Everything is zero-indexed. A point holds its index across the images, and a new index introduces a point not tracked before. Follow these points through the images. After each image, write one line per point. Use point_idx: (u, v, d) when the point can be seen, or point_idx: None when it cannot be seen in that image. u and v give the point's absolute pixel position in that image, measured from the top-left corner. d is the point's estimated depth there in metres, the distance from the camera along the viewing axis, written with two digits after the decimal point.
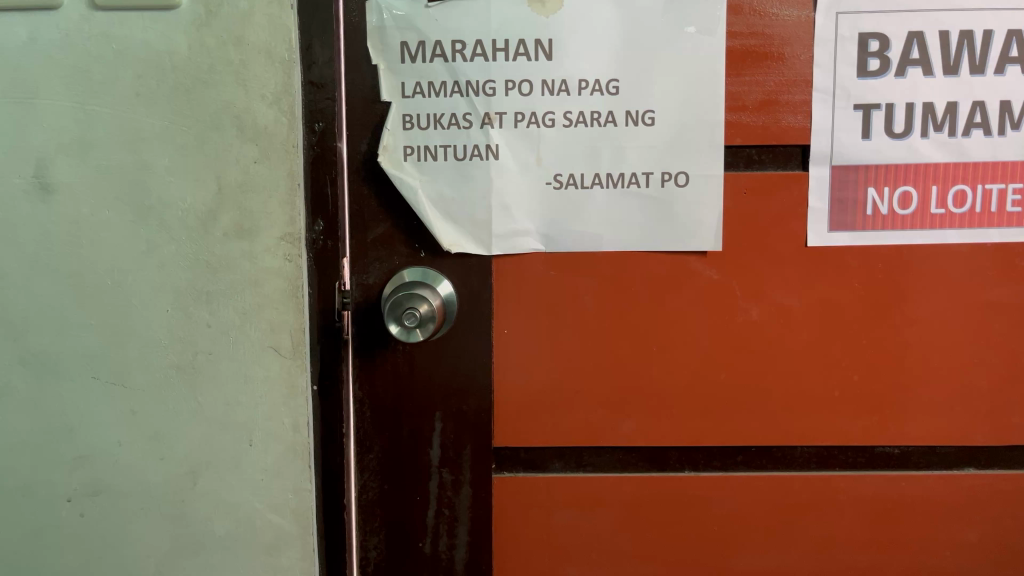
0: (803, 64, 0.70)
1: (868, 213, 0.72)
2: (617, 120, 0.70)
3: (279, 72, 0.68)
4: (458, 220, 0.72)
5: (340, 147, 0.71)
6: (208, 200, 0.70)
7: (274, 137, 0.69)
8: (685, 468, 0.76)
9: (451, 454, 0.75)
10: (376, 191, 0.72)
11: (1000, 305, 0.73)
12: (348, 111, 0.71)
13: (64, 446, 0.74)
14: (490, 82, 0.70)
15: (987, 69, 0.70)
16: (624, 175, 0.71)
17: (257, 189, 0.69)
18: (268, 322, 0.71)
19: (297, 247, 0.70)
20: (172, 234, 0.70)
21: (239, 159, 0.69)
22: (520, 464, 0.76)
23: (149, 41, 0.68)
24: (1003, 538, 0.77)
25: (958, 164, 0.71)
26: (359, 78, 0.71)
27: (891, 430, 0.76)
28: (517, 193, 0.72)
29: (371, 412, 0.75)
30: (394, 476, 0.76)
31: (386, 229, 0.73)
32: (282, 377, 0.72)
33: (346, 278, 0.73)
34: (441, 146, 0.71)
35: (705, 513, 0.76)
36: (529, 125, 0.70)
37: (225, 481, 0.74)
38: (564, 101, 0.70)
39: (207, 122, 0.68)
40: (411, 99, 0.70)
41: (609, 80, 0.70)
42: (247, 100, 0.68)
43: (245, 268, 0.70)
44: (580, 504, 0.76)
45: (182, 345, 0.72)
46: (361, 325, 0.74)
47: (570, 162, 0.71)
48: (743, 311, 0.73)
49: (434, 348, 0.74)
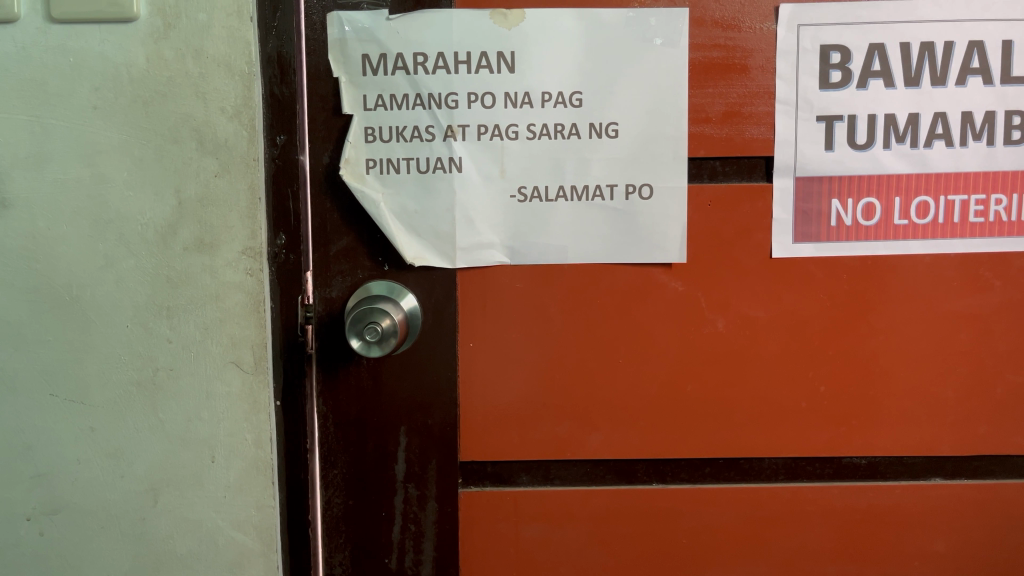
0: (766, 76, 0.70)
1: (832, 224, 0.72)
2: (580, 132, 0.70)
3: (239, 85, 0.67)
4: (422, 233, 0.71)
5: (302, 160, 0.70)
6: (168, 214, 0.69)
7: (235, 150, 0.68)
8: (653, 481, 0.76)
9: (417, 469, 0.75)
10: (338, 204, 0.71)
11: (965, 316, 0.73)
12: (310, 122, 0.70)
13: (21, 464, 0.72)
14: (452, 94, 0.69)
15: (948, 80, 0.70)
16: (588, 188, 0.71)
17: (218, 202, 0.69)
18: (231, 338, 0.70)
19: (259, 261, 0.70)
20: (130, 248, 0.69)
21: (199, 172, 0.68)
22: (488, 478, 0.76)
23: (106, 53, 0.67)
24: (970, 549, 0.78)
25: (921, 175, 0.71)
26: (320, 91, 0.70)
27: (857, 441, 0.76)
28: (481, 205, 0.71)
29: (335, 428, 0.74)
30: (359, 492, 0.75)
31: (349, 242, 0.72)
32: (244, 392, 0.71)
33: (309, 292, 0.72)
34: (404, 158, 0.70)
35: (674, 527, 0.76)
36: (492, 138, 0.70)
37: (187, 498, 0.73)
38: (527, 113, 0.70)
39: (167, 135, 0.68)
40: (373, 112, 0.70)
41: (573, 92, 0.70)
42: (206, 112, 0.67)
43: (206, 283, 0.70)
44: (547, 518, 0.75)
45: (142, 361, 0.71)
46: (324, 341, 0.73)
47: (534, 175, 0.71)
48: (709, 323, 0.73)
49: (398, 363, 0.73)
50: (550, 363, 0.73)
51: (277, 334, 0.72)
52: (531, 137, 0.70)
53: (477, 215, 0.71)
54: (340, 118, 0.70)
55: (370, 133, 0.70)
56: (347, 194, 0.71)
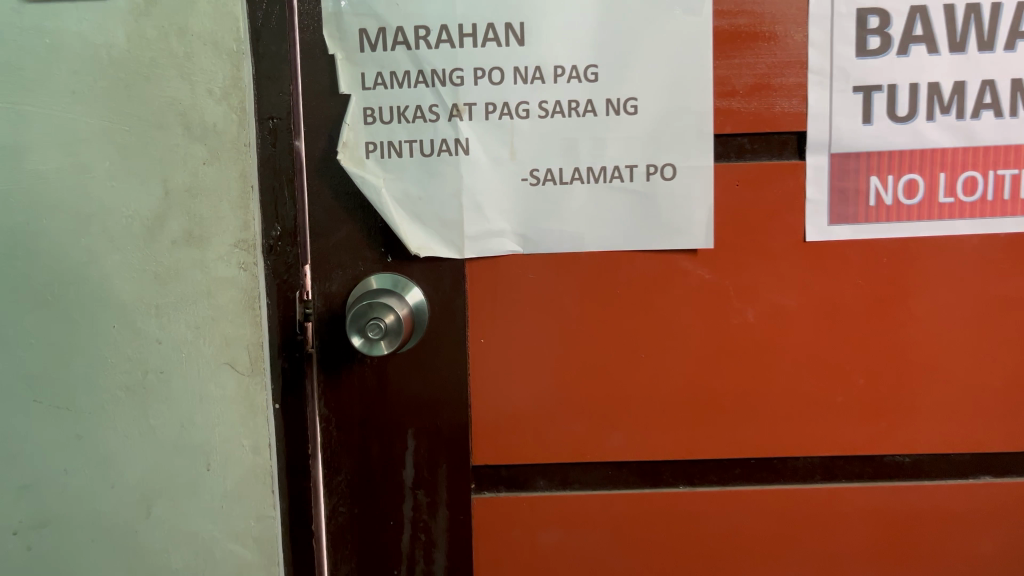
0: (798, 45, 0.65)
1: (871, 204, 0.66)
2: (596, 109, 0.65)
3: (227, 65, 0.63)
4: (429, 221, 0.66)
5: (298, 146, 0.66)
6: (154, 205, 0.64)
7: (224, 135, 0.63)
8: (680, 484, 0.71)
9: (426, 474, 0.70)
10: (336, 193, 0.66)
11: (1015, 301, 0.68)
12: (305, 106, 0.65)
13: (6, 475, 0.68)
14: (457, 70, 0.64)
15: (997, 45, 0.64)
16: (606, 169, 0.66)
17: (207, 192, 0.64)
18: (224, 338, 0.66)
19: (252, 254, 0.65)
20: (115, 243, 0.64)
21: (186, 160, 0.63)
22: (502, 483, 0.71)
23: (84, 34, 0.62)
24: (1020, 551, 0.72)
25: (968, 150, 0.66)
26: (315, 70, 0.65)
27: (899, 438, 0.70)
28: (492, 190, 0.66)
29: (338, 431, 0.69)
30: (366, 500, 0.70)
31: (349, 233, 0.67)
32: (239, 395, 0.67)
33: (307, 287, 0.68)
34: (406, 141, 0.65)
35: (702, 532, 0.71)
36: (501, 117, 0.65)
37: (182, 509, 0.68)
38: (539, 90, 0.65)
39: (151, 120, 0.63)
40: (371, 91, 0.65)
41: (588, 66, 0.64)
42: (192, 95, 0.63)
43: (197, 278, 0.65)
44: (566, 524, 0.70)
45: (131, 363, 0.66)
46: (325, 338, 0.68)
47: (546, 156, 0.66)
48: (737, 313, 0.68)
49: (404, 362, 0.69)
50: (567, 356, 0.68)
51: (274, 332, 0.68)
52: (543, 114, 0.65)
53: (487, 200, 0.66)
54: (337, 98, 0.65)
55: (370, 114, 0.65)
56: (347, 180, 0.66)
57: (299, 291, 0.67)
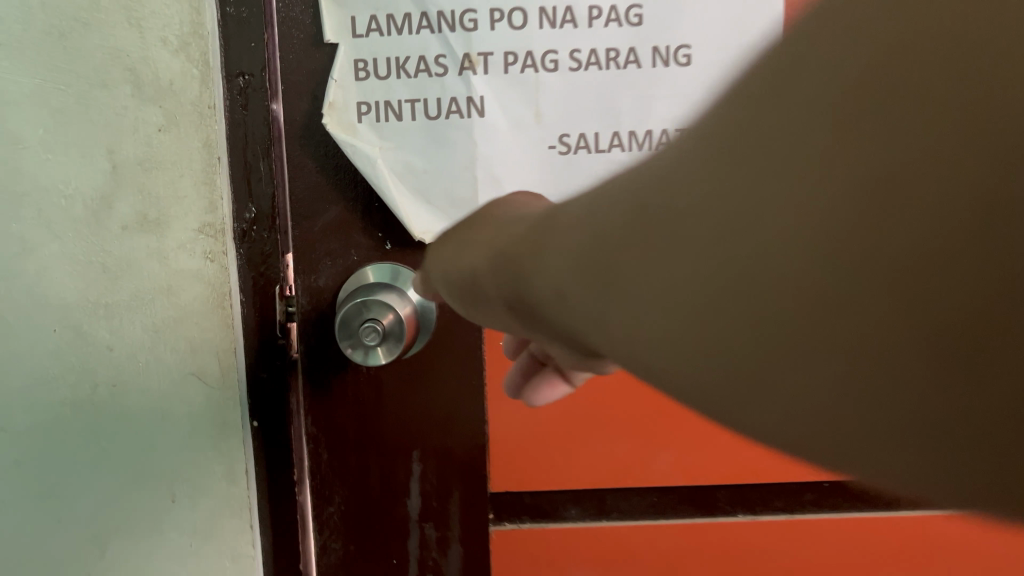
0: None
1: None
2: (641, 60, 0.52)
3: (185, 7, 0.50)
4: (435, 200, 0.55)
5: (276, 110, 0.55)
6: (100, 182, 0.52)
7: (183, 96, 0.51)
8: (738, 512, 0.59)
9: (435, 504, 0.59)
10: (322, 166, 0.55)
11: None
12: (281, 59, 0.54)
13: None
14: (470, 12, 0.52)
15: None
16: (652, 134, 0.54)
17: (165, 166, 0.52)
18: (189, 343, 0.54)
19: (221, 241, 0.54)
20: (53, 228, 0.52)
21: (137, 126, 0.51)
22: (526, 512, 0.59)
23: None
24: None
25: None
26: (293, 16, 0.53)
27: None
28: (512, 161, 0.54)
29: (329, 454, 0.58)
30: (362, 534, 0.60)
31: (339, 215, 0.56)
32: (209, 413, 0.55)
33: (290, 280, 0.57)
34: (406, 100, 0.53)
35: (757, 567, 0.61)
36: (523, 70, 0.53)
37: (144, 547, 0.58)
38: (570, 36, 0.52)
39: (92, 77, 0.50)
40: (364, 40, 0.52)
41: (630, 6, 0.52)
42: (143, 45, 0.50)
43: (155, 272, 0.53)
44: (599, 560, 0.60)
45: (78, 375, 0.55)
46: (312, 341, 0.58)
47: (578, 118, 0.54)
48: None
49: (407, 368, 0.57)
50: None
51: (250, 334, 0.56)
52: (576, 67, 0.53)
53: (506, 173, 0.54)
54: (322, 49, 0.53)
55: (362, 68, 0.53)
56: (335, 149, 0.55)
57: (280, 285, 0.57)
